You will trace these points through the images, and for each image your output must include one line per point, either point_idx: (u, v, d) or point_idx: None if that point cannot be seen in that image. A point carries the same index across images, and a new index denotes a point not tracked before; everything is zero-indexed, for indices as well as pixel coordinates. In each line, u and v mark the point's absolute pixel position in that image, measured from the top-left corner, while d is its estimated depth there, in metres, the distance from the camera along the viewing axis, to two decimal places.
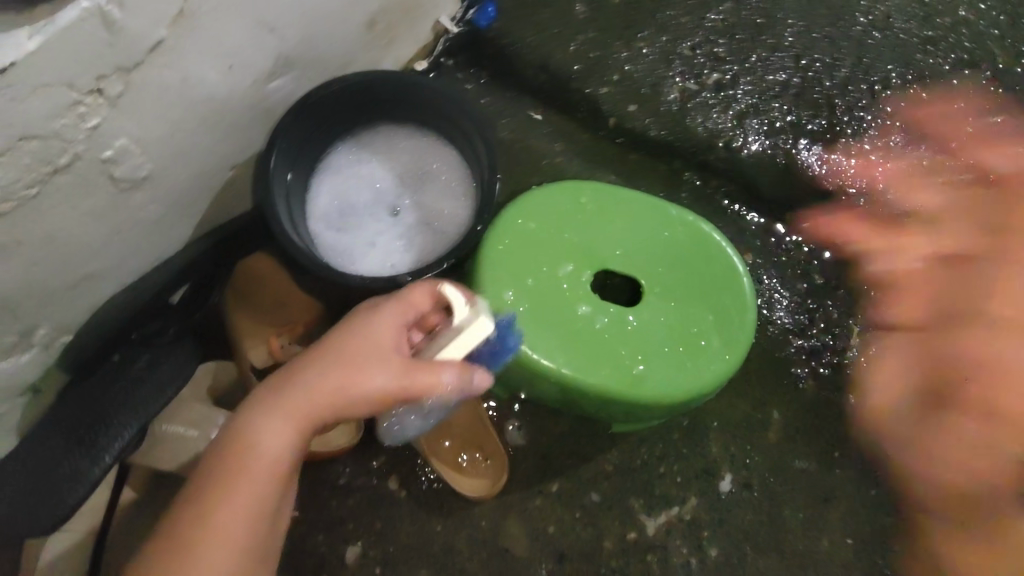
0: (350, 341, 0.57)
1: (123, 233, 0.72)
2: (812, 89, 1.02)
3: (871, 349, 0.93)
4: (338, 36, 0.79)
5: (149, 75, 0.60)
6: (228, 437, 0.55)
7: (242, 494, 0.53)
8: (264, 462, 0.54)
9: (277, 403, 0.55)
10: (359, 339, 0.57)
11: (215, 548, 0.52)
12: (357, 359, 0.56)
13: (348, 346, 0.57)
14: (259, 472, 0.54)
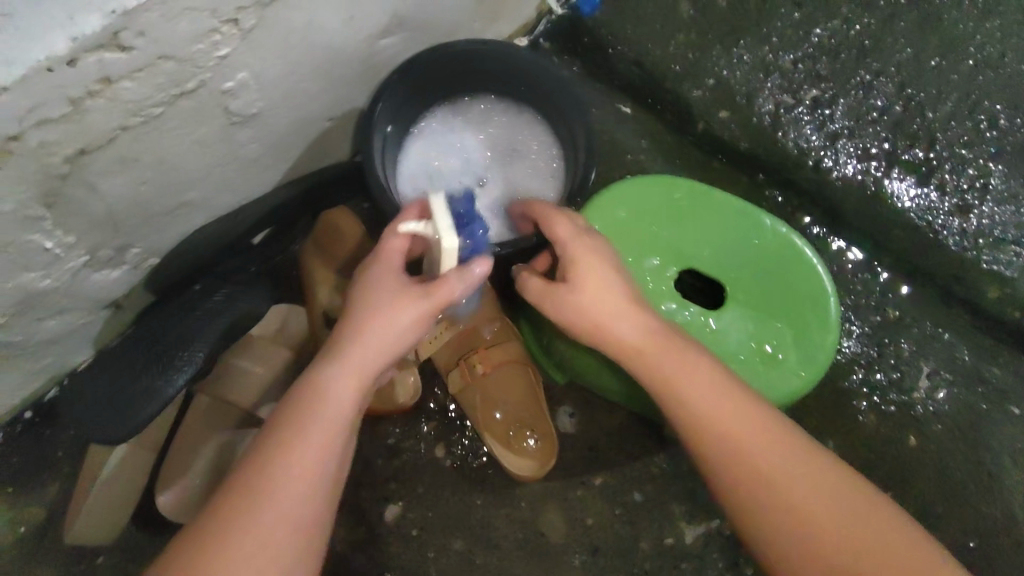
0: (386, 289, 0.61)
1: (224, 167, 0.73)
2: (913, 119, 0.99)
3: (939, 394, 0.90)
4: (452, 2, 0.79)
5: (281, 14, 0.60)
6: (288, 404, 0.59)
7: (313, 434, 0.56)
8: (331, 407, 0.57)
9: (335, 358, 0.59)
10: (390, 283, 0.61)
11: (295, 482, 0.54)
12: (393, 301, 0.60)
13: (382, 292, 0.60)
14: (324, 415, 0.57)
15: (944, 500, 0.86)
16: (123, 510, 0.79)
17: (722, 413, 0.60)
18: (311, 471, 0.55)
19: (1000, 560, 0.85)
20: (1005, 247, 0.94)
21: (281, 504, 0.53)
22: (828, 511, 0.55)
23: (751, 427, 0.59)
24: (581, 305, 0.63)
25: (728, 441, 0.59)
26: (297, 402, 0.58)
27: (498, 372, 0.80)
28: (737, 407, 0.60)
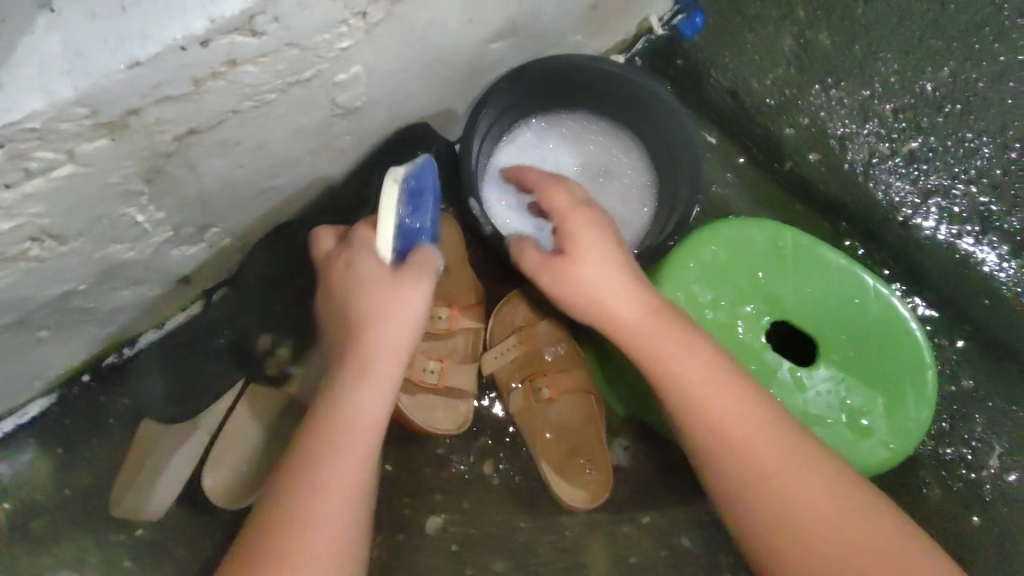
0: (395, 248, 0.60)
1: (314, 157, 0.72)
2: (1014, 184, 0.95)
3: (1010, 475, 0.86)
4: (564, 13, 0.77)
5: (408, 10, 0.59)
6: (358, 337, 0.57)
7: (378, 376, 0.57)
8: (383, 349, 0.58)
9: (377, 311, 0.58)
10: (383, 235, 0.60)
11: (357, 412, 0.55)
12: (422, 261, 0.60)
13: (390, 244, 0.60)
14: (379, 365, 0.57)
15: None
16: (160, 486, 0.78)
17: (707, 387, 0.59)
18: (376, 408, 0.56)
19: None
20: None
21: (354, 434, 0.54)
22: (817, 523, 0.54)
23: (736, 403, 0.59)
24: (581, 276, 0.62)
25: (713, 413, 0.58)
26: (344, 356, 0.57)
27: (561, 400, 0.80)
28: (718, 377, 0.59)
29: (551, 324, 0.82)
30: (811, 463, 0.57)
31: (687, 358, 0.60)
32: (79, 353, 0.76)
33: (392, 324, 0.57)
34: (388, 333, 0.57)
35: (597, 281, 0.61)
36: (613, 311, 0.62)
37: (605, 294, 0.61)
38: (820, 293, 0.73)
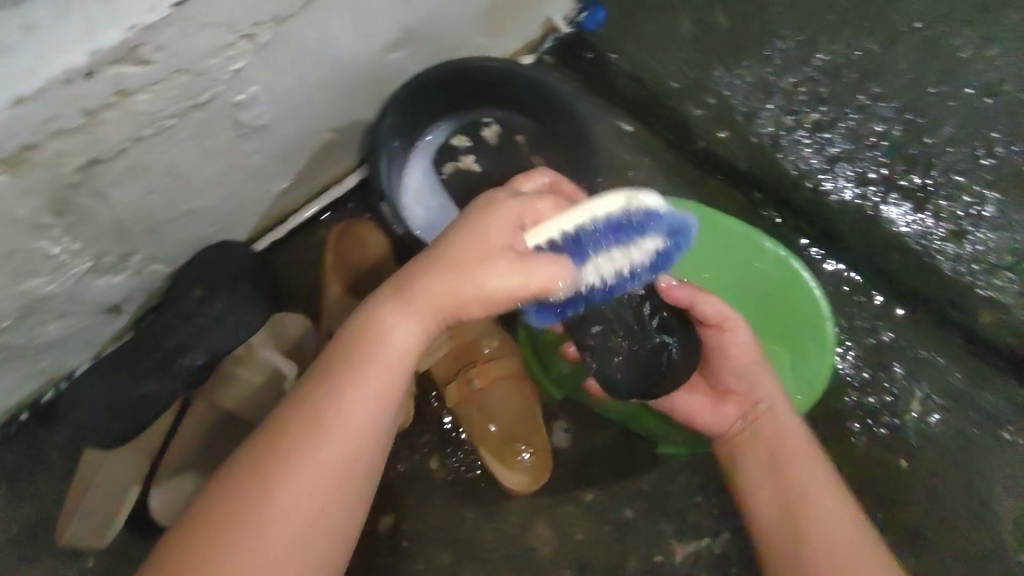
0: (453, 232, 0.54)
1: (229, 178, 0.75)
2: (912, 143, 1.00)
3: (931, 418, 0.90)
4: (459, 18, 0.81)
5: (297, 28, 0.61)
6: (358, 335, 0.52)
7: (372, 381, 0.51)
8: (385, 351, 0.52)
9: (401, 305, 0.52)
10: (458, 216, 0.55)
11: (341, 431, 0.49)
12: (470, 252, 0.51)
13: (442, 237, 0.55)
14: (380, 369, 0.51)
15: (935, 526, 0.86)
16: (88, 512, 0.78)
17: (779, 442, 0.67)
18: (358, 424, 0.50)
19: None
20: (999, 274, 0.96)
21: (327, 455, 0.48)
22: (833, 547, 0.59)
23: (804, 466, 0.65)
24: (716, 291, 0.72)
25: (782, 467, 0.65)
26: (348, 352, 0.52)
27: (496, 389, 0.81)
28: (780, 420, 0.68)
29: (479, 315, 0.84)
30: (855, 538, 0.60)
31: (771, 426, 0.68)
32: (14, 390, 0.77)
33: (390, 330, 0.52)
34: (388, 344, 0.51)
35: (732, 311, 0.72)
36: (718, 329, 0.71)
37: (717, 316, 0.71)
38: (726, 261, 0.77)
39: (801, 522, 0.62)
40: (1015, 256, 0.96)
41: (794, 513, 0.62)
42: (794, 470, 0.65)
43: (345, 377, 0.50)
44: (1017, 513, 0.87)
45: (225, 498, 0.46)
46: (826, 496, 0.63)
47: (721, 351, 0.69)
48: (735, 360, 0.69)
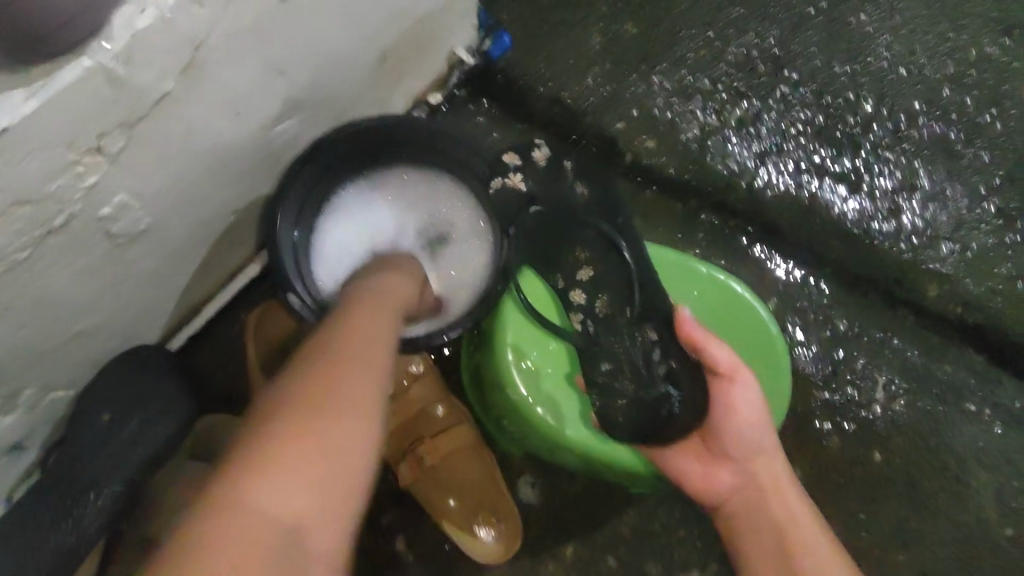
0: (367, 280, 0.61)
1: (119, 288, 0.67)
2: (835, 126, 1.00)
3: (898, 403, 0.89)
4: (350, 75, 0.75)
5: (152, 129, 0.55)
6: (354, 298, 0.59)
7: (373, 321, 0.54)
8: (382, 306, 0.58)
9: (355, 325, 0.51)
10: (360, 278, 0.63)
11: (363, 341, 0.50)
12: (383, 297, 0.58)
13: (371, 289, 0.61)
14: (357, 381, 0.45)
15: (918, 512, 0.84)
16: None
17: (783, 522, 0.64)
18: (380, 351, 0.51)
19: (980, 565, 0.83)
20: (938, 243, 0.97)
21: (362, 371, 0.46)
22: None
23: (810, 544, 0.62)
24: (727, 371, 0.68)
25: (792, 557, 0.61)
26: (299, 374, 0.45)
27: (447, 460, 0.77)
28: (800, 525, 0.63)
29: (420, 386, 0.78)
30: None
31: (777, 506, 0.65)
32: None
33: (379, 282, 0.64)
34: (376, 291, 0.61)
35: (747, 399, 0.68)
36: (735, 410, 0.68)
37: (731, 401, 0.68)
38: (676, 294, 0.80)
39: None
40: (952, 224, 0.97)
41: None
42: (803, 558, 0.61)
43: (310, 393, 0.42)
44: (996, 486, 0.86)
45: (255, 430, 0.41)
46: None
47: (729, 407, 0.68)
48: (742, 419, 0.68)
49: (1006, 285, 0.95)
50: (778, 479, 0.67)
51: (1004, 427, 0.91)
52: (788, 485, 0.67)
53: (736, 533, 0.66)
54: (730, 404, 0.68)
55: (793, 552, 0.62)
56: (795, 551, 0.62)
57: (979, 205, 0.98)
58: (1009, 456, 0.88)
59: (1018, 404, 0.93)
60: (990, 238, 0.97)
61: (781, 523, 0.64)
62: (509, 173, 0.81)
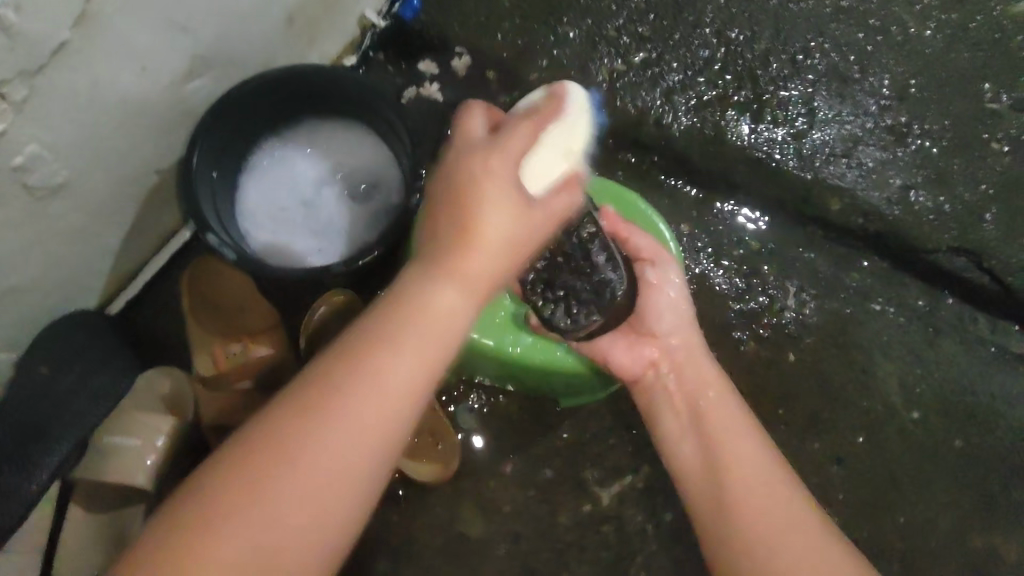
0: (468, 191, 0.61)
1: (47, 245, 0.71)
2: (734, 62, 1.04)
3: (807, 308, 0.98)
4: (256, 35, 0.79)
5: (55, 78, 0.60)
6: (400, 293, 0.60)
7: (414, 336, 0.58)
8: (406, 339, 0.57)
9: (462, 194, 0.61)
10: (450, 153, 0.65)
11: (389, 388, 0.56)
12: (496, 180, 0.61)
13: (475, 179, 0.61)
14: (484, 241, 0.60)
15: (830, 404, 0.95)
16: None
17: (696, 390, 0.75)
18: (394, 386, 0.56)
19: (889, 446, 0.95)
20: (838, 160, 1.01)
21: (334, 441, 0.54)
22: (765, 508, 0.65)
23: (718, 402, 0.73)
24: (647, 252, 0.80)
25: (704, 415, 0.73)
26: (438, 255, 0.60)
27: None
28: (715, 397, 0.74)
29: (354, 324, 0.81)
30: (777, 486, 0.67)
31: (694, 369, 0.76)
32: None
33: (433, 294, 0.59)
34: (427, 302, 0.59)
35: (667, 287, 0.79)
36: (654, 292, 0.78)
37: (653, 286, 0.78)
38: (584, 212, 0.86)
39: (731, 485, 0.67)
40: (848, 142, 1.03)
41: (718, 464, 0.69)
42: (713, 423, 0.72)
43: (449, 259, 0.60)
44: (899, 374, 0.97)
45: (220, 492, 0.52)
46: (745, 439, 0.70)
47: (647, 285, 0.78)
48: (662, 299, 0.78)
49: (900, 194, 1.01)
50: (695, 348, 0.78)
51: (906, 322, 0.99)
52: (702, 355, 0.78)
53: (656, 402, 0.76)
54: (649, 282, 0.78)
55: (705, 412, 0.73)
56: (707, 411, 0.73)
57: (877, 123, 1.04)
58: (912, 348, 0.98)
59: (921, 302, 1.00)
60: (883, 154, 1.02)
61: (695, 389, 0.75)
62: (423, 85, 1.01)
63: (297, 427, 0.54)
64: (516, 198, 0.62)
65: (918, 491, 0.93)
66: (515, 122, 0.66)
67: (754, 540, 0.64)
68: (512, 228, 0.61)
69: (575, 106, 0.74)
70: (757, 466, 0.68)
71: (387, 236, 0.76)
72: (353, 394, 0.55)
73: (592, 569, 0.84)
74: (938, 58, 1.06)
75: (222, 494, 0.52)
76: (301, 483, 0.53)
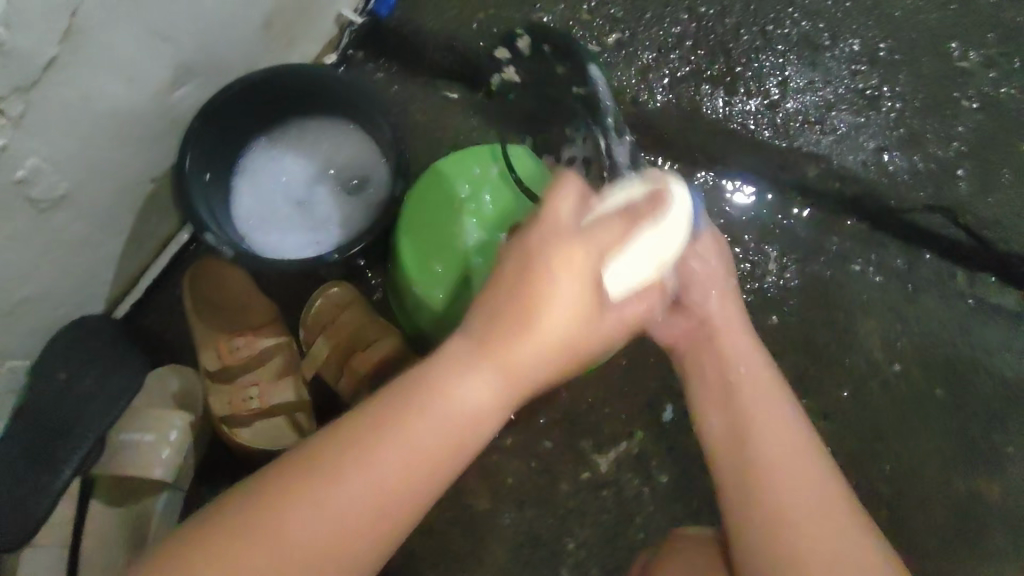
0: (548, 246, 0.57)
1: (53, 256, 0.74)
2: (707, 36, 1.06)
3: (788, 272, 1.02)
4: (236, 40, 0.82)
5: (49, 93, 0.63)
6: (449, 354, 0.57)
7: (427, 434, 0.54)
8: (450, 407, 0.55)
9: (541, 245, 0.57)
10: (533, 222, 0.60)
11: (390, 452, 0.53)
12: (558, 259, 0.56)
13: (542, 253, 0.57)
14: (540, 335, 0.56)
15: (816, 362, 0.99)
16: None
17: (730, 357, 0.75)
18: (430, 437, 0.54)
19: (874, 399, 0.98)
20: (812, 127, 1.04)
21: (362, 485, 0.52)
22: (789, 479, 0.65)
23: (750, 375, 0.72)
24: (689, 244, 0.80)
25: (736, 390, 0.72)
26: (496, 312, 0.56)
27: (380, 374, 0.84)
28: (751, 366, 0.73)
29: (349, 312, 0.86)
30: (809, 462, 0.67)
31: (730, 345, 0.75)
32: None
33: (465, 390, 0.55)
34: (437, 407, 0.55)
35: (709, 266, 0.81)
36: (688, 264, 0.78)
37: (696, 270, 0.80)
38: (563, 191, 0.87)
39: (751, 448, 0.68)
40: (821, 108, 1.05)
41: (745, 425, 0.69)
42: (744, 391, 0.72)
43: (506, 343, 0.55)
44: (881, 330, 1.00)
45: (249, 501, 0.52)
46: (782, 413, 0.70)
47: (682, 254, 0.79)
48: (694, 269, 0.79)
49: (875, 156, 1.03)
50: (733, 326, 0.77)
51: (886, 280, 1.02)
52: (736, 326, 0.78)
53: (687, 365, 0.78)
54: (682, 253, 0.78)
55: (739, 386, 0.72)
56: (743, 382, 0.72)
57: (848, 88, 1.06)
58: (893, 305, 1.01)
59: (900, 260, 1.03)
60: (857, 118, 1.05)
61: (726, 364, 0.74)
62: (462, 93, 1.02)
63: (331, 471, 0.52)
64: (580, 244, 0.57)
65: (903, 442, 0.97)
66: (605, 215, 0.60)
67: (779, 508, 0.64)
68: (573, 331, 0.57)
69: (677, 202, 0.65)
70: (787, 435, 0.68)
71: (376, 224, 0.79)
72: (397, 443, 0.53)
73: (593, 531, 0.88)
74: (907, 21, 1.08)
75: (285, 487, 0.52)
76: (346, 520, 0.51)
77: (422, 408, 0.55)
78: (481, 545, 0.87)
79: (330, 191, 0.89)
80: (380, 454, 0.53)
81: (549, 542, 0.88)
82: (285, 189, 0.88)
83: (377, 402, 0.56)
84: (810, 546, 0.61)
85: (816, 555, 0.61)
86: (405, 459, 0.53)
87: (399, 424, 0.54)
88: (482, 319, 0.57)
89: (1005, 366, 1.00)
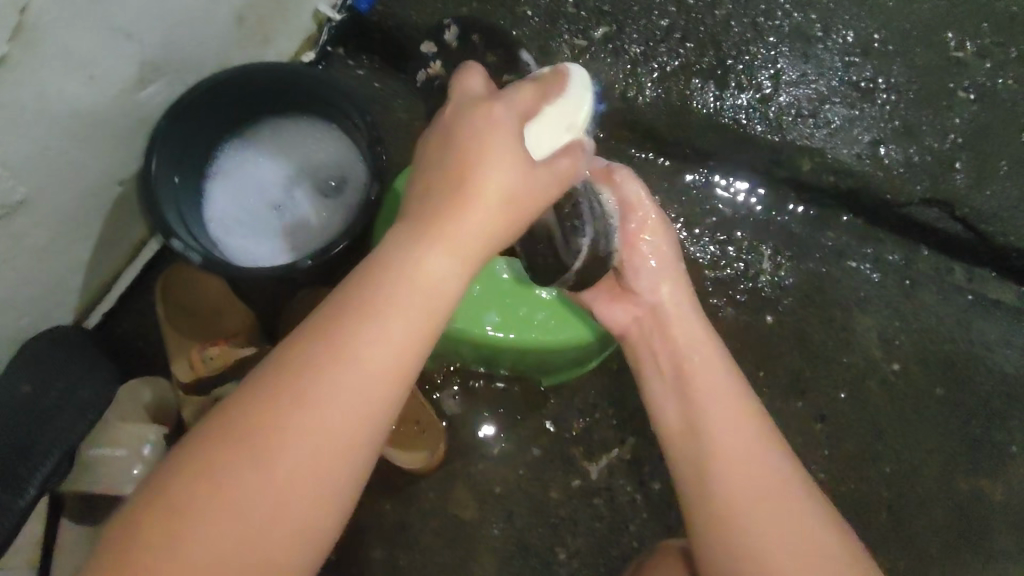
0: (456, 165, 0.58)
1: (13, 265, 0.71)
2: (697, 29, 1.03)
3: (783, 270, 0.99)
4: (206, 37, 0.79)
5: (0, 93, 0.59)
6: (348, 310, 0.53)
7: (338, 404, 0.51)
8: (342, 386, 0.51)
9: (458, 172, 0.58)
10: (446, 132, 0.60)
11: (289, 441, 0.49)
12: (492, 158, 0.58)
13: (479, 136, 0.58)
14: (467, 231, 0.57)
15: (812, 363, 0.96)
16: None
17: (680, 347, 0.72)
18: (329, 418, 0.50)
19: (872, 400, 0.96)
20: (806, 120, 1.01)
21: (263, 484, 0.48)
22: (741, 482, 0.63)
23: (703, 363, 0.70)
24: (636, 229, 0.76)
25: (687, 381, 0.70)
26: (394, 261, 0.56)
27: None
28: (701, 354, 0.71)
29: None
30: (760, 453, 0.64)
31: (676, 326, 0.73)
32: None
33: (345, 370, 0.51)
34: (333, 387, 0.51)
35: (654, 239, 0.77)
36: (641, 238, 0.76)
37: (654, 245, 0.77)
38: None
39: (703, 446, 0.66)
40: (815, 101, 1.02)
41: (695, 421, 0.67)
42: (697, 382, 0.69)
43: (412, 254, 0.55)
44: (878, 328, 0.98)
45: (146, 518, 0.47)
46: (727, 403, 0.67)
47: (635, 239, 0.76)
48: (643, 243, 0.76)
49: (870, 150, 1.00)
50: (681, 307, 0.74)
51: (882, 277, 1.00)
52: (687, 308, 0.74)
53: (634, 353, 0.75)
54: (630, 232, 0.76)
55: (689, 375, 0.70)
56: (692, 373, 0.70)
57: (841, 81, 1.03)
58: (890, 301, 0.99)
59: (896, 256, 1.01)
60: (851, 111, 1.02)
61: (675, 351, 0.72)
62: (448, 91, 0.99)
63: (225, 460, 0.48)
64: (508, 150, 0.59)
65: (902, 443, 0.95)
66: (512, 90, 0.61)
67: (736, 510, 0.62)
68: (501, 206, 0.58)
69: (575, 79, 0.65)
70: (740, 432, 0.65)
71: (353, 227, 0.75)
72: (294, 424, 0.49)
73: (584, 541, 0.85)
74: (901, 11, 1.05)
75: (181, 490, 0.48)
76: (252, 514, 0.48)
77: (313, 376, 0.51)
78: (468, 557, 0.84)
79: (306, 192, 0.86)
80: (278, 449, 0.49)
81: (539, 552, 0.85)
82: (260, 191, 0.85)
83: (271, 382, 0.51)
84: (772, 546, 0.60)
85: (769, 557, 0.59)
86: (295, 438, 0.49)
87: (289, 397, 0.50)
88: (381, 269, 0.55)
89: (1006, 363, 0.97)
